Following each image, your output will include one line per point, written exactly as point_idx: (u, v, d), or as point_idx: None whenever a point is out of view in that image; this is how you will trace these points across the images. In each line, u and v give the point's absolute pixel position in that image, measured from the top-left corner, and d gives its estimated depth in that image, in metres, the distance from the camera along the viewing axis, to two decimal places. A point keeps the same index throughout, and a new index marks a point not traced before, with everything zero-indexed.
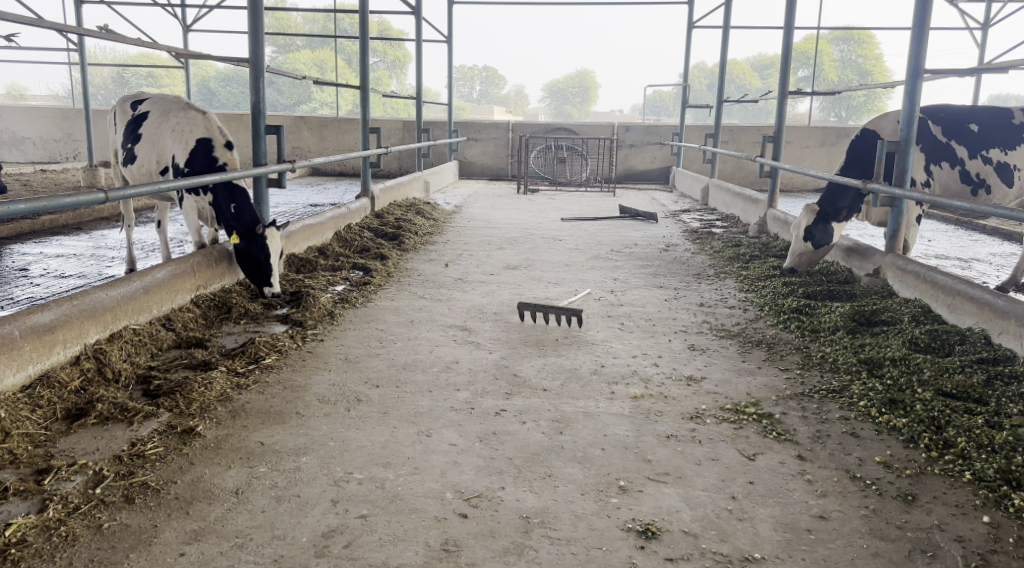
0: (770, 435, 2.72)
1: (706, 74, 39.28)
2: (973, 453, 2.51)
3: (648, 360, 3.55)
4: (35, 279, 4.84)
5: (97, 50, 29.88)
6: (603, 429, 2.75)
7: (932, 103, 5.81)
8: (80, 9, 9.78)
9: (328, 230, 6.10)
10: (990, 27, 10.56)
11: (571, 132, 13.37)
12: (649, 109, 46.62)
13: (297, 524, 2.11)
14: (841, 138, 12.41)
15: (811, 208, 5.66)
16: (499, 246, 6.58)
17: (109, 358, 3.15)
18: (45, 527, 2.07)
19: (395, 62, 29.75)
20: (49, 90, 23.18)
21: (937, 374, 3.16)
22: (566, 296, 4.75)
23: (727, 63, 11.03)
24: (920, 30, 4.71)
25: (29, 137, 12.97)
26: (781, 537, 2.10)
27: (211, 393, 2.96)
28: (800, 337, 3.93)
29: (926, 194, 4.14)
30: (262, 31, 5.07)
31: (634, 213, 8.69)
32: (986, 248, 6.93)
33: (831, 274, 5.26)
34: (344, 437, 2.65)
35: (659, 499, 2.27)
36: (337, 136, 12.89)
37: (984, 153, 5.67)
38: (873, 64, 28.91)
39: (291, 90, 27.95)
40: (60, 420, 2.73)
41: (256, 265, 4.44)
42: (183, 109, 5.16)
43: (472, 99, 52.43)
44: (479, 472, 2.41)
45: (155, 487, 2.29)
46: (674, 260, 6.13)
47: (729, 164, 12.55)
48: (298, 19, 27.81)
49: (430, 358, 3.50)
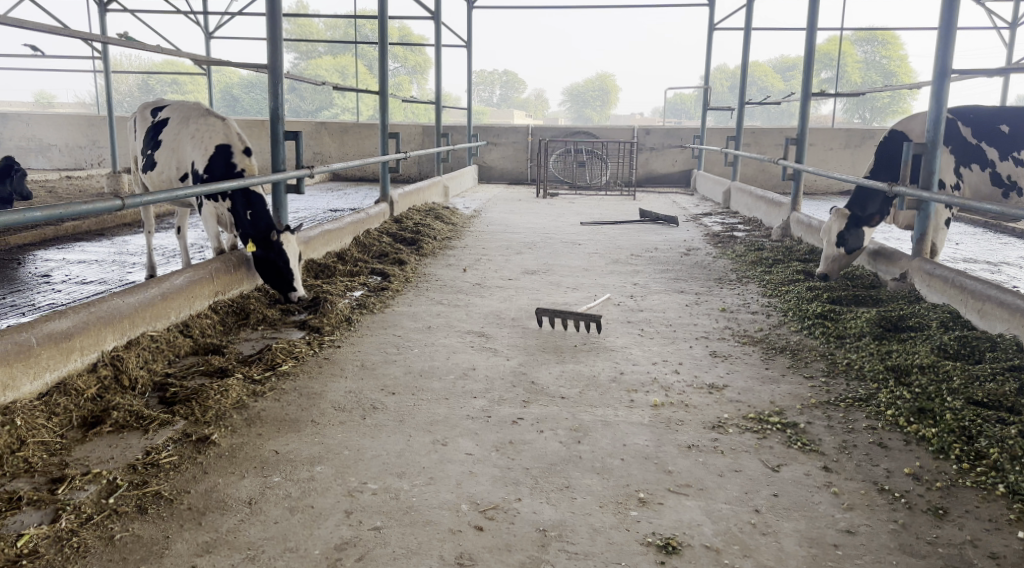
0: (795, 445, 2.65)
1: (728, 77, 38.96)
2: (1006, 465, 2.42)
3: (669, 367, 3.48)
4: (57, 285, 4.89)
5: (122, 58, 30.29)
6: (622, 438, 2.69)
7: (961, 104, 5.70)
8: (104, 17, 9.91)
9: (347, 235, 6.10)
10: (1018, 26, 10.35)
11: (592, 136, 13.33)
12: (670, 111, 46.42)
13: (308, 537, 2.08)
14: (866, 140, 12.21)
15: (841, 211, 5.55)
16: (517, 251, 6.53)
17: (126, 365, 3.15)
18: (57, 537, 2.06)
19: (416, 67, 29.87)
20: (76, 98, 23.62)
21: (967, 382, 3.06)
22: (586, 301, 4.70)
23: (748, 65, 10.91)
24: (947, 30, 4.61)
25: (55, 144, 13.15)
26: (807, 552, 2.03)
27: (227, 401, 2.94)
28: (825, 343, 3.84)
29: (953, 196, 4.03)
30: (281, 38, 5.06)
31: (654, 217, 8.62)
32: (1015, 251, 6.78)
33: (857, 279, 5.16)
34: (359, 445, 2.62)
35: (680, 512, 2.21)
36: (357, 141, 12.93)
37: (1015, 154, 5.52)
38: (898, 65, 28.41)
39: (313, 97, 28.17)
40: (76, 428, 2.72)
41: (275, 271, 4.44)
42: (203, 116, 5.17)
43: (492, 104, 52.53)
44: (495, 483, 2.36)
45: (169, 497, 2.27)
46: (695, 264, 6.07)
47: (751, 166, 12.44)
48: (321, 26, 28.08)
49: (447, 364, 3.47)
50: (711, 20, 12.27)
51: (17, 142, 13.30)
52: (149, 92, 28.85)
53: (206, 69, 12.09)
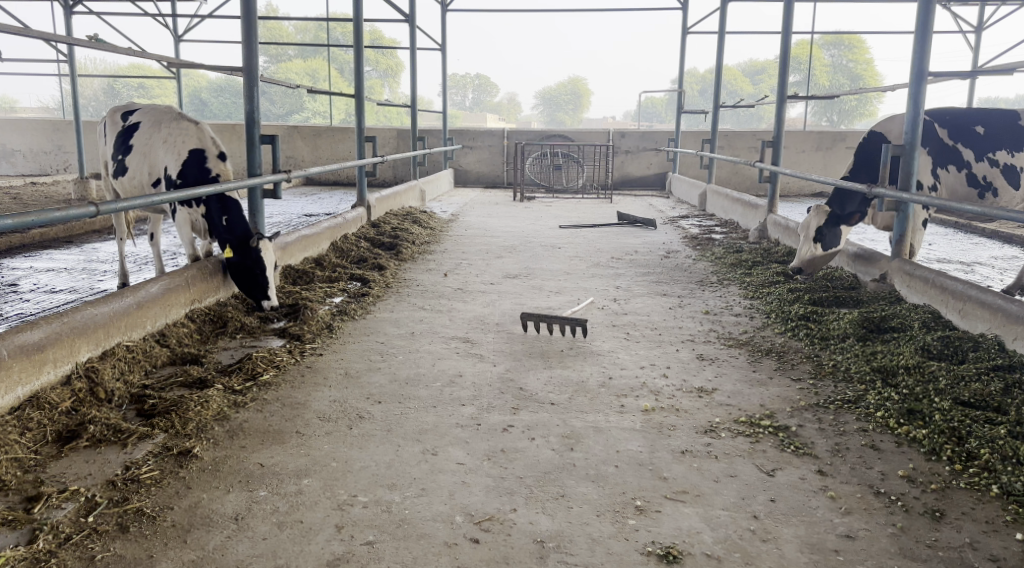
0: (788, 448, 2.64)
1: (698, 79, 39.41)
2: (999, 466, 2.42)
3: (657, 371, 3.46)
4: (25, 294, 4.74)
5: (87, 63, 29.79)
6: (615, 444, 2.66)
7: (938, 106, 5.78)
8: (70, 19, 9.69)
9: (324, 240, 6.01)
10: (982, 29, 10.58)
11: (567, 139, 13.34)
12: (642, 116, 46.75)
13: (300, 553, 2.01)
14: (837, 142, 12.36)
15: (820, 208, 5.63)
16: (498, 255, 6.48)
17: (102, 377, 3.05)
18: (35, 559, 1.97)
19: (388, 71, 29.76)
20: (41, 103, 23.30)
21: (953, 383, 3.07)
22: (569, 305, 4.66)
23: (722, 67, 10.98)
24: (923, 33, 4.65)
25: (19, 150, 12.84)
26: (809, 559, 2.01)
27: (208, 412, 2.86)
28: (810, 345, 3.84)
29: (934, 197, 4.04)
30: (256, 39, 4.95)
31: (632, 220, 8.63)
32: (988, 251, 6.89)
33: (836, 280, 5.19)
34: (347, 456, 2.55)
35: (678, 520, 2.18)
36: (330, 145, 12.80)
37: (990, 155, 5.63)
38: (863, 68, 28.88)
39: (283, 100, 27.95)
40: (50, 443, 2.62)
41: (251, 278, 4.34)
42: (175, 119, 5.05)
43: (464, 107, 52.47)
44: (490, 493, 2.31)
45: (152, 514, 2.18)
46: (675, 266, 6.07)
47: (725, 169, 12.54)
48: (291, 29, 27.94)
49: (432, 371, 3.41)
50: (684, 24, 12.36)
51: None
52: (115, 96, 28.37)
53: (175, 73, 11.92)
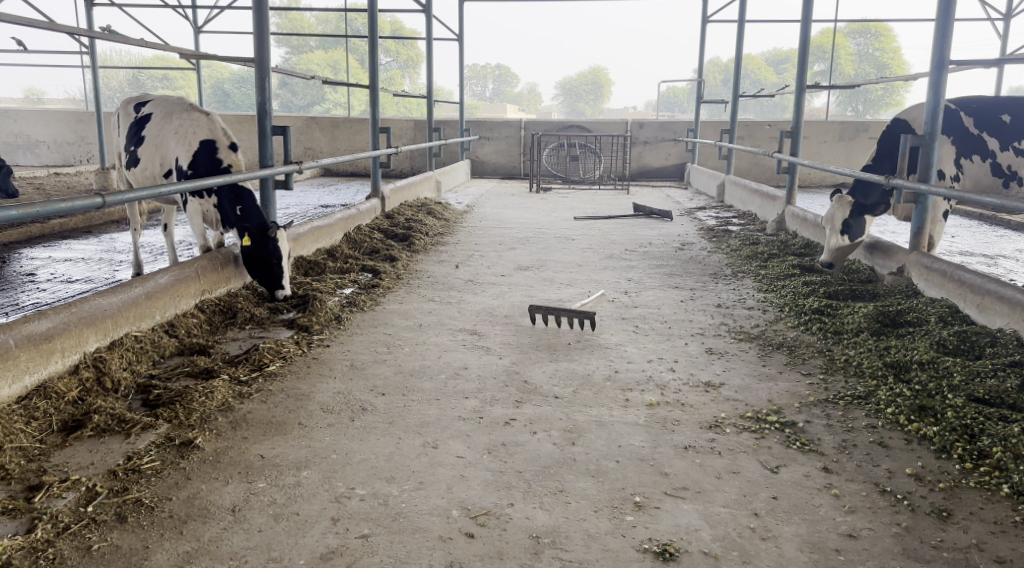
0: (794, 445, 2.59)
1: (721, 69, 39.06)
2: (1011, 465, 2.36)
3: (664, 365, 3.42)
4: (42, 284, 4.79)
5: (113, 55, 30.18)
6: (617, 439, 2.63)
7: (961, 95, 5.67)
8: (91, 12, 9.75)
9: (337, 231, 6.01)
10: (1012, 16, 10.36)
11: (585, 130, 13.27)
12: (664, 106, 46.44)
13: (294, 545, 2.01)
14: (860, 132, 12.18)
15: (842, 200, 5.58)
16: (511, 246, 6.45)
17: (109, 366, 3.08)
18: (32, 548, 1.99)
19: (407, 61, 29.81)
20: (66, 93, 23.57)
21: (968, 379, 3.00)
22: (579, 298, 4.63)
23: (742, 56, 10.83)
24: (944, 20, 4.54)
25: (44, 141, 13.01)
26: (809, 558, 1.97)
27: (212, 403, 2.87)
28: (822, 338, 3.79)
29: (953, 189, 3.94)
30: (267, 31, 4.94)
31: (648, 211, 8.55)
32: (1012, 244, 6.73)
33: (854, 272, 5.09)
34: (348, 449, 2.55)
35: (678, 517, 2.15)
36: (348, 136, 12.83)
37: (1016, 144, 5.50)
38: (891, 57, 28.52)
39: (303, 91, 28.08)
40: (56, 432, 2.64)
41: (266, 268, 4.35)
42: (187, 111, 5.06)
43: (485, 97, 52.38)
44: (488, 488, 2.29)
45: (151, 504, 2.19)
46: (689, 259, 6.00)
47: (744, 160, 12.41)
48: (312, 20, 28.10)
49: (437, 364, 3.39)
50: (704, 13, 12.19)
51: (4, 138, 13.15)
52: (139, 88, 28.63)
53: (194, 65, 11.99)
